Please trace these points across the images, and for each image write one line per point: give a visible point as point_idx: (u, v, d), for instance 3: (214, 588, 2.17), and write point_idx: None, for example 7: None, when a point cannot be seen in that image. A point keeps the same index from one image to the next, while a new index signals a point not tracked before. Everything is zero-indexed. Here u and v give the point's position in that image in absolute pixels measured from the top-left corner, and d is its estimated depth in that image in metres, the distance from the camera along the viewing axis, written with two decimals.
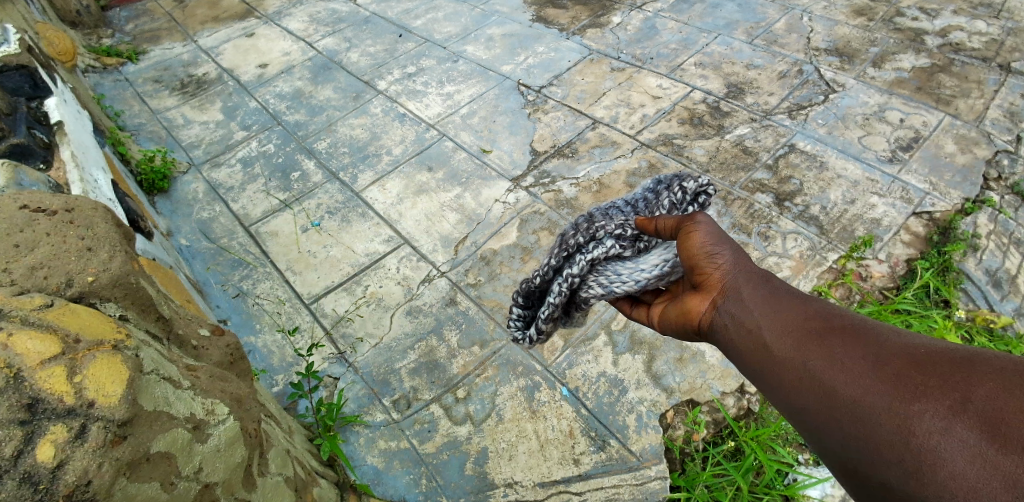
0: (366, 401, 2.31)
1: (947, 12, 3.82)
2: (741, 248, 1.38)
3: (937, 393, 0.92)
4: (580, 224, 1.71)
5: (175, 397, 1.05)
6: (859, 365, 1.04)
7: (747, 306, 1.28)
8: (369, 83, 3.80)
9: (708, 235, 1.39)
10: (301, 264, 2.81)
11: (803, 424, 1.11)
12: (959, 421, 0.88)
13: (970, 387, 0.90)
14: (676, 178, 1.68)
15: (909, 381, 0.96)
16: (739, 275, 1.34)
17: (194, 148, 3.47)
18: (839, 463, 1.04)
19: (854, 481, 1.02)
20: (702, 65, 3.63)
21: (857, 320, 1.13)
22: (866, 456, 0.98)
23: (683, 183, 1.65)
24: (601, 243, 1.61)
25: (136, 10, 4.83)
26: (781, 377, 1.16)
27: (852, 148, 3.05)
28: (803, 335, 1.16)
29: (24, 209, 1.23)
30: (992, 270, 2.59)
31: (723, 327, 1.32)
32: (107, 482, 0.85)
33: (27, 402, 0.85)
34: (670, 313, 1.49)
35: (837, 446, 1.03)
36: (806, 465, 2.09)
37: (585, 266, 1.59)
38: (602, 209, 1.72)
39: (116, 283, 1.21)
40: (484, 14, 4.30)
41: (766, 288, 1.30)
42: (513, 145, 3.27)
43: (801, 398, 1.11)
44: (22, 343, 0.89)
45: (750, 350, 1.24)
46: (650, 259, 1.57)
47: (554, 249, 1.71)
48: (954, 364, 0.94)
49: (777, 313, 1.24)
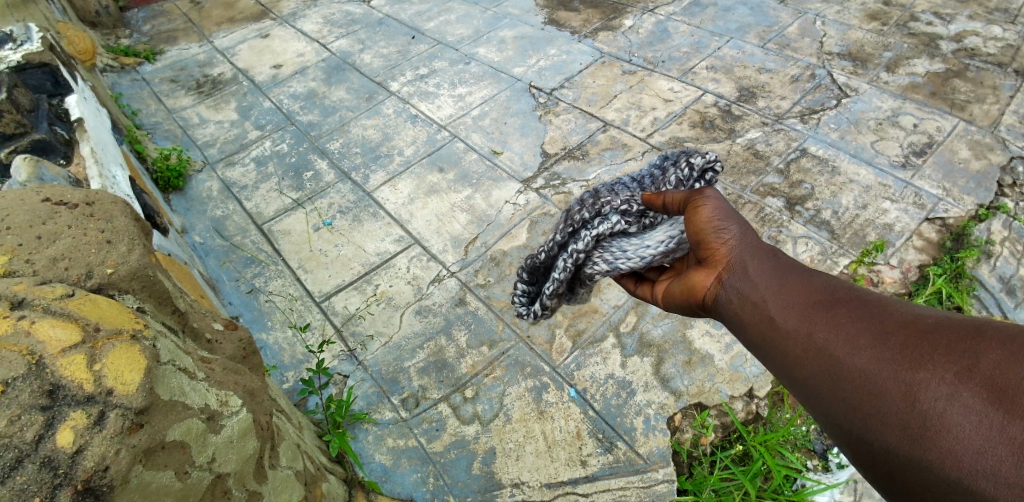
0: (375, 399, 2.33)
1: (962, 17, 3.79)
2: (748, 224, 1.39)
3: (943, 361, 0.93)
4: (585, 200, 1.71)
5: (190, 388, 1.07)
6: (865, 335, 1.05)
7: (753, 282, 1.30)
8: (381, 84, 3.84)
9: (716, 209, 1.39)
10: (312, 262, 2.84)
11: (805, 394, 1.13)
12: (964, 388, 0.89)
13: (977, 354, 0.90)
14: (684, 155, 1.68)
15: (915, 350, 0.97)
16: (745, 251, 1.36)
17: (209, 146, 3.52)
18: (840, 432, 1.06)
19: (856, 449, 1.03)
20: (714, 69, 3.63)
21: (864, 293, 1.14)
22: (869, 425, 0.99)
23: (691, 159, 1.64)
24: (606, 219, 1.60)
25: (154, 11, 4.91)
26: (784, 349, 1.18)
27: (865, 153, 3.03)
28: (808, 308, 1.18)
29: (47, 202, 1.26)
30: (1006, 277, 2.57)
31: (728, 302, 1.34)
32: (124, 469, 0.87)
33: (49, 388, 0.87)
34: (674, 290, 1.50)
35: (839, 415, 1.05)
36: (815, 471, 2.09)
37: (590, 242, 1.59)
38: (608, 185, 1.73)
39: (134, 276, 1.24)
40: (496, 17, 4.32)
41: (773, 263, 1.32)
42: (524, 146, 3.29)
43: (804, 368, 1.13)
44: (45, 331, 0.92)
45: (755, 324, 1.26)
46: (655, 235, 1.58)
47: (560, 225, 1.71)
48: (960, 331, 0.95)
49: (783, 287, 1.26)
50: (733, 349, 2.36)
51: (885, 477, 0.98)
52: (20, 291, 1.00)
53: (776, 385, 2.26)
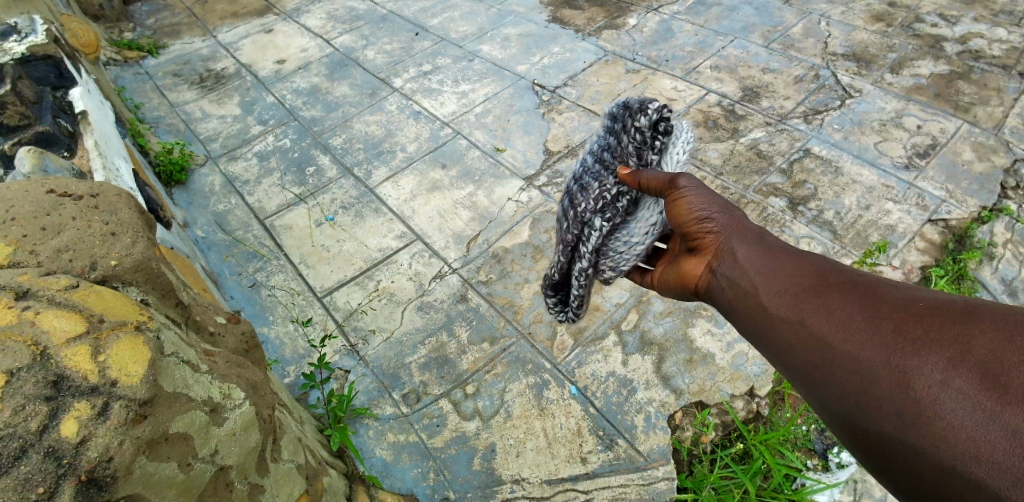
0: (376, 394, 2.33)
1: (967, 19, 3.79)
2: (732, 209, 1.41)
3: (935, 345, 0.93)
4: (567, 208, 1.68)
5: (194, 381, 1.07)
6: (856, 320, 1.05)
7: (743, 269, 1.31)
8: (385, 80, 3.83)
9: (698, 197, 1.39)
10: (314, 257, 2.84)
11: (799, 378, 1.14)
12: (957, 373, 0.89)
13: (969, 339, 0.90)
14: (630, 116, 1.58)
15: (907, 335, 0.97)
16: (733, 237, 1.37)
17: (212, 141, 3.52)
18: (836, 417, 1.06)
19: (853, 434, 1.03)
20: (718, 68, 3.63)
21: (854, 274, 1.15)
22: (863, 412, 0.99)
23: (637, 122, 1.55)
24: (592, 227, 1.58)
25: (158, 5, 4.90)
26: (779, 337, 1.19)
27: (868, 154, 3.03)
28: (799, 293, 1.18)
29: (51, 193, 1.26)
30: (1008, 279, 2.57)
31: (721, 289, 1.35)
32: (127, 460, 0.87)
33: (53, 379, 0.87)
34: (668, 277, 1.54)
35: (834, 401, 1.05)
36: (815, 470, 2.09)
37: (592, 256, 1.59)
38: (578, 181, 1.66)
39: (138, 268, 1.24)
40: (500, 14, 4.31)
41: (762, 247, 1.33)
42: (527, 144, 3.28)
43: (799, 356, 1.13)
44: (50, 321, 0.92)
45: (748, 310, 1.27)
46: (640, 221, 1.58)
47: (558, 245, 1.70)
48: (953, 315, 0.95)
49: (773, 271, 1.26)
50: (734, 348, 2.36)
51: (881, 461, 0.98)
52: (25, 282, 0.99)
53: (777, 384, 2.26)
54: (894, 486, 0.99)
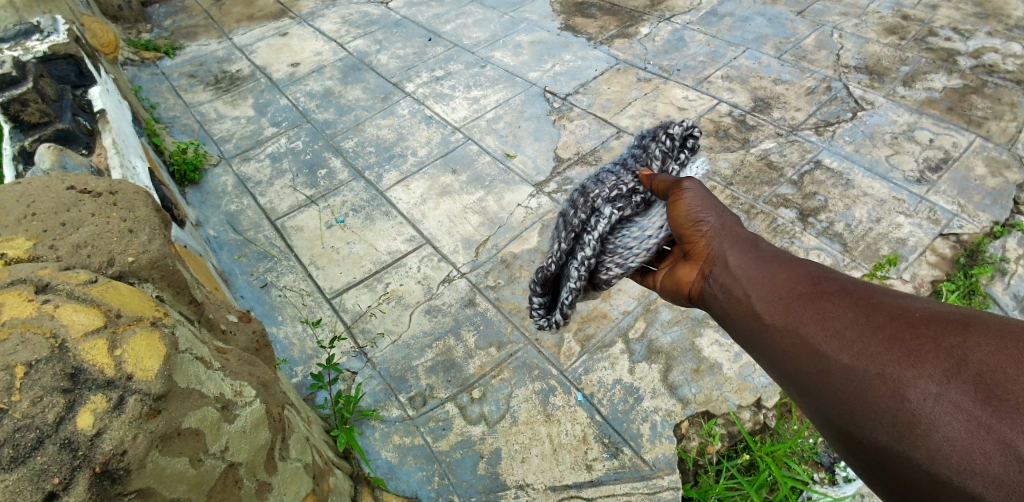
0: (382, 396, 2.34)
1: (981, 34, 3.77)
2: (728, 215, 1.43)
3: (931, 357, 0.93)
4: (576, 201, 1.69)
5: (206, 377, 1.08)
6: (850, 329, 1.05)
7: (735, 275, 1.32)
8: (397, 85, 3.87)
9: (694, 203, 1.42)
10: (324, 259, 2.86)
11: (792, 384, 1.14)
12: (953, 385, 0.88)
13: (965, 351, 0.90)
14: (660, 128, 1.69)
15: (900, 346, 0.97)
16: (726, 244, 1.38)
17: (226, 141, 3.56)
18: (829, 424, 1.06)
19: (847, 442, 1.03)
20: (729, 78, 3.63)
21: (847, 281, 1.15)
22: (856, 420, 0.99)
23: (670, 130, 1.66)
24: (602, 214, 1.59)
25: (175, 7, 4.97)
26: (773, 343, 1.18)
27: (880, 167, 3.02)
28: (793, 300, 1.18)
29: (71, 190, 1.29)
30: (1020, 295, 2.54)
31: (713, 294, 1.36)
32: (141, 453, 0.89)
33: (70, 371, 0.88)
34: (665, 281, 1.55)
35: (827, 409, 1.05)
36: (822, 483, 2.07)
37: (597, 245, 1.58)
38: (594, 178, 1.70)
39: (154, 265, 1.26)
40: (512, 21, 4.34)
41: (755, 253, 1.34)
42: (537, 150, 3.30)
43: (794, 364, 1.13)
44: (68, 315, 0.93)
45: (742, 316, 1.27)
46: (652, 218, 1.61)
47: (561, 234, 1.68)
48: (948, 325, 0.95)
49: (765, 279, 1.27)
50: (742, 358, 2.35)
51: (874, 469, 0.98)
52: (45, 275, 1.01)
53: (784, 396, 2.25)
54: (887, 493, 0.98)
